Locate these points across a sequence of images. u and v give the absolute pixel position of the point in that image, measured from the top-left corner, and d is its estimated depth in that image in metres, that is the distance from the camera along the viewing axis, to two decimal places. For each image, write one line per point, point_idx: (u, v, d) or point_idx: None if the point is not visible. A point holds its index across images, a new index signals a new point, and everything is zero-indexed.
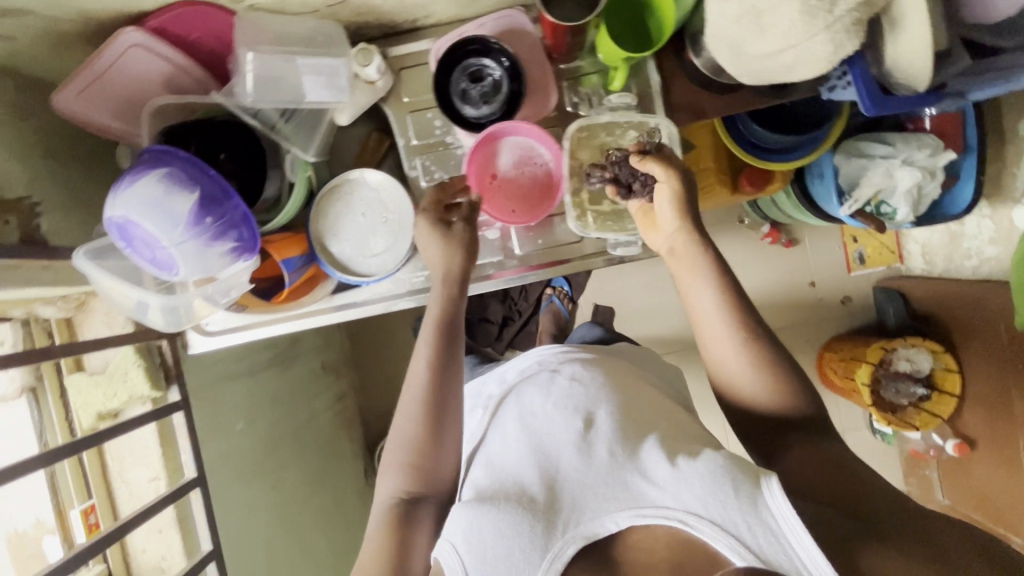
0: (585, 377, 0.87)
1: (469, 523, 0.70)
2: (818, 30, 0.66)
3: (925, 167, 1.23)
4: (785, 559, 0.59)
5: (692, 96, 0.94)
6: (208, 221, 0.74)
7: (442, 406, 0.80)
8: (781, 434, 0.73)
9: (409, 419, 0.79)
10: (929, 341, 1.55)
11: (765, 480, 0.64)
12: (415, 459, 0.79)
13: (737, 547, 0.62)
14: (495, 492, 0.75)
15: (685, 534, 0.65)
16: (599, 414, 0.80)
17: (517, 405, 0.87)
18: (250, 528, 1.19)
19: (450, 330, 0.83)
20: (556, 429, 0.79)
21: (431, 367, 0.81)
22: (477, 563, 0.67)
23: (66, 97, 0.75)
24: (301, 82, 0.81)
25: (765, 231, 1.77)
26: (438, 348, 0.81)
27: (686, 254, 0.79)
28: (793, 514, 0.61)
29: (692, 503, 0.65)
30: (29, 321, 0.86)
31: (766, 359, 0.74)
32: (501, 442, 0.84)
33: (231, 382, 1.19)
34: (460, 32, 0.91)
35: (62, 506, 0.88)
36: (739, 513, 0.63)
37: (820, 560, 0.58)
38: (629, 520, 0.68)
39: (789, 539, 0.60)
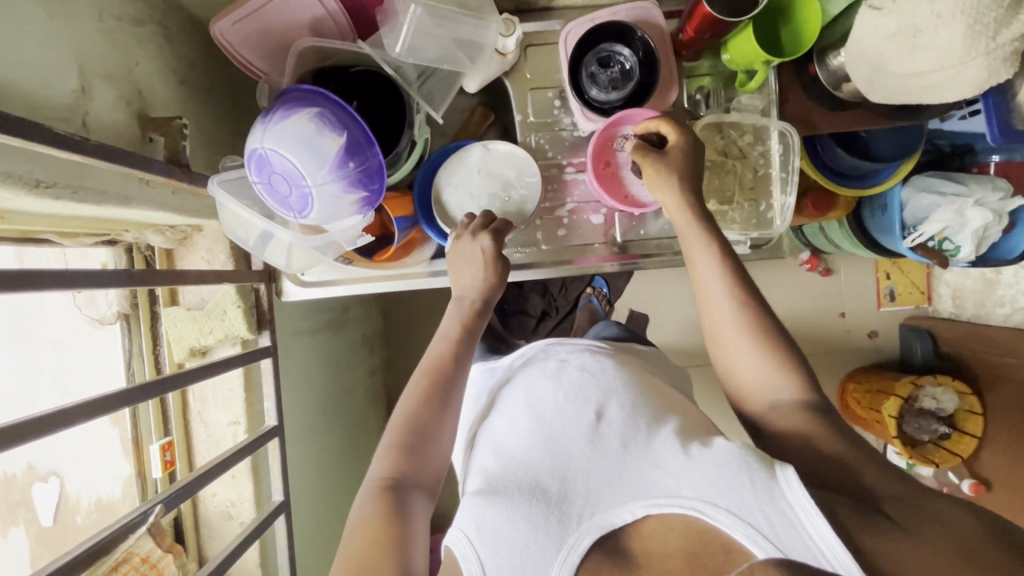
0: (594, 364, 0.76)
1: (485, 512, 0.62)
2: (977, 54, 0.68)
3: (996, 210, 1.16)
4: (808, 554, 0.53)
5: (805, 109, 0.96)
6: (350, 166, 0.73)
7: (448, 387, 0.74)
8: (793, 422, 0.65)
9: (407, 398, 0.73)
10: (955, 380, 1.48)
11: (780, 469, 0.57)
12: (409, 442, 0.70)
13: (756, 537, 0.54)
14: (504, 477, 0.66)
15: (701, 524, 0.57)
16: (611, 405, 0.70)
17: (519, 387, 0.77)
18: (307, 485, 1.15)
19: (467, 330, 0.78)
20: (564, 418, 0.70)
21: (447, 356, 0.76)
22: (495, 558, 0.60)
23: (222, 28, 0.75)
24: (447, 43, 0.82)
25: (805, 257, 1.63)
26: (456, 340, 0.77)
27: (698, 253, 0.74)
28: (812, 505, 0.54)
29: (706, 490, 0.58)
30: (132, 247, 0.84)
31: (767, 336, 0.69)
32: (501, 423, 0.74)
33: (303, 337, 1.17)
34: (591, 16, 0.89)
35: (140, 440, 0.91)
36: (755, 503, 0.55)
37: (843, 554, 0.52)
38: (644, 510, 0.60)
39: (805, 526, 0.53)
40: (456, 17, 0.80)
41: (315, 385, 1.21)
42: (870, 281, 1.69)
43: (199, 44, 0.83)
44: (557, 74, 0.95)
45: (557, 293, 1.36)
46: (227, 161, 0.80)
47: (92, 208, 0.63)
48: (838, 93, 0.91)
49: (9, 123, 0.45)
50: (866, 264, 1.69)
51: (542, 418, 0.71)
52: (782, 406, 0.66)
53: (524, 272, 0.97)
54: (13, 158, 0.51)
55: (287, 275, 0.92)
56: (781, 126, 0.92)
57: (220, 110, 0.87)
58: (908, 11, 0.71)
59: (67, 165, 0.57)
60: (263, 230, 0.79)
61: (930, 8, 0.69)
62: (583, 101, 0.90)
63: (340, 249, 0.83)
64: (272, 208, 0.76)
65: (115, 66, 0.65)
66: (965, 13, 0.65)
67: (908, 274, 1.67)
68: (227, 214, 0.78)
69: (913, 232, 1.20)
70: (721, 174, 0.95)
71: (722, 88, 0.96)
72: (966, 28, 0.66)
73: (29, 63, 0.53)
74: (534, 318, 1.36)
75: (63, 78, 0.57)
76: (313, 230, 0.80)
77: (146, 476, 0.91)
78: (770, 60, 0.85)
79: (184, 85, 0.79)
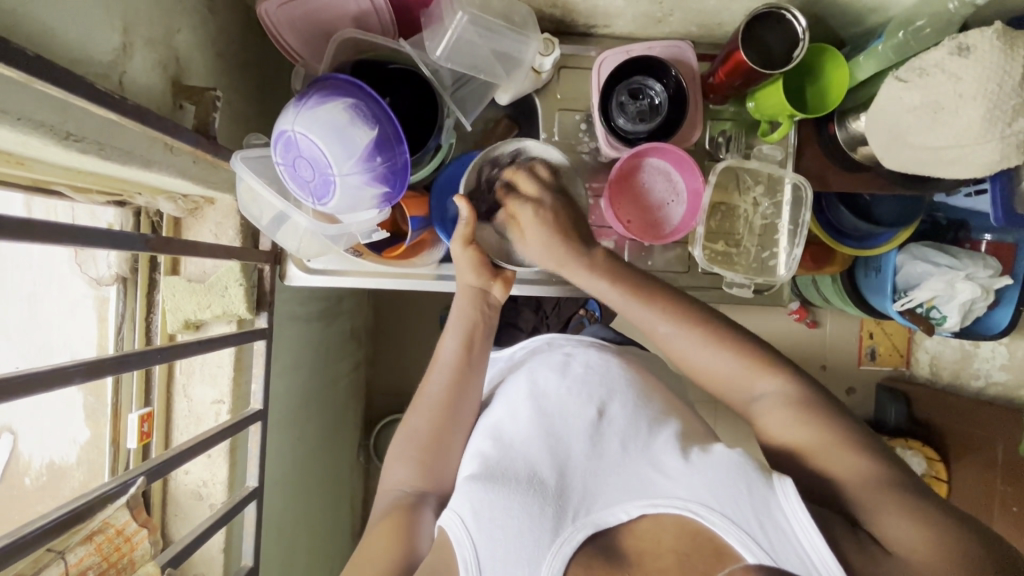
0: (599, 360, 0.81)
1: (480, 499, 0.63)
2: (993, 137, 0.72)
3: (984, 287, 1.20)
4: (796, 560, 0.56)
5: (820, 166, 0.97)
6: (377, 161, 0.73)
7: (462, 407, 0.78)
8: (776, 420, 0.67)
9: (425, 419, 0.77)
10: (925, 446, 1.51)
11: (778, 479, 0.59)
12: (424, 459, 0.75)
13: (749, 543, 0.57)
14: (503, 465, 0.68)
15: (696, 527, 0.60)
16: (613, 405, 0.74)
17: (524, 375, 0.80)
18: (278, 475, 1.12)
19: (478, 346, 0.82)
20: (568, 414, 0.73)
21: (454, 384, 0.79)
22: (490, 546, 0.61)
23: (268, 9, 0.76)
24: (485, 54, 0.82)
25: (794, 307, 1.63)
26: (467, 355, 0.81)
27: (630, 305, 0.74)
28: (809, 521, 0.57)
29: (701, 494, 0.61)
30: (141, 210, 0.83)
31: (724, 336, 0.71)
32: (502, 410, 0.77)
33: (294, 323, 1.15)
34: (627, 48, 0.91)
35: (119, 408, 0.89)
36: (751, 511, 0.58)
37: (831, 562, 0.54)
38: (640, 510, 0.63)
39: (798, 536, 0.56)
40: (499, 30, 0.81)
41: (301, 373, 1.19)
42: (854, 338, 1.70)
43: (240, 19, 0.83)
44: (586, 98, 0.96)
45: (550, 311, 1.37)
46: (251, 138, 0.79)
47: (115, 167, 0.62)
48: (853, 155, 0.94)
49: (56, 74, 0.45)
50: (854, 320, 1.70)
51: (545, 412, 0.74)
52: (766, 399, 0.68)
53: (531, 287, 0.97)
54: (48, 107, 0.50)
55: (293, 260, 0.91)
56: (795, 178, 0.93)
57: (249, 87, 0.87)
58: (931, 87, 0.74)
59: (99, 122, 0.57)
60: (277, 211, 0.80)
61: (953, 87, 0.72)
62: (610, 128, 0.91)
63: (353, 240, 0.84)
64: (292, 191, 0.75)
65: (157, 29, 0.65)
66: (986, 97, 0.70)
67: (890, 336, 1.70)
68: (245, 189, 0.79)
69: (903, 296, 1.23)
70: (729, 218, 0.97)
71: (744, 135, 0.98)
72: (984, 110, 0.71)
73: (80, 15, 0.52)
74: (523, 333, 1.37)
75: (109, 35, 0.57)
76: (328, 219, 0.79)
77: (120, 444, 0.89)
78: (794, 114, 0.87)
79: (221, 57, 0.78)
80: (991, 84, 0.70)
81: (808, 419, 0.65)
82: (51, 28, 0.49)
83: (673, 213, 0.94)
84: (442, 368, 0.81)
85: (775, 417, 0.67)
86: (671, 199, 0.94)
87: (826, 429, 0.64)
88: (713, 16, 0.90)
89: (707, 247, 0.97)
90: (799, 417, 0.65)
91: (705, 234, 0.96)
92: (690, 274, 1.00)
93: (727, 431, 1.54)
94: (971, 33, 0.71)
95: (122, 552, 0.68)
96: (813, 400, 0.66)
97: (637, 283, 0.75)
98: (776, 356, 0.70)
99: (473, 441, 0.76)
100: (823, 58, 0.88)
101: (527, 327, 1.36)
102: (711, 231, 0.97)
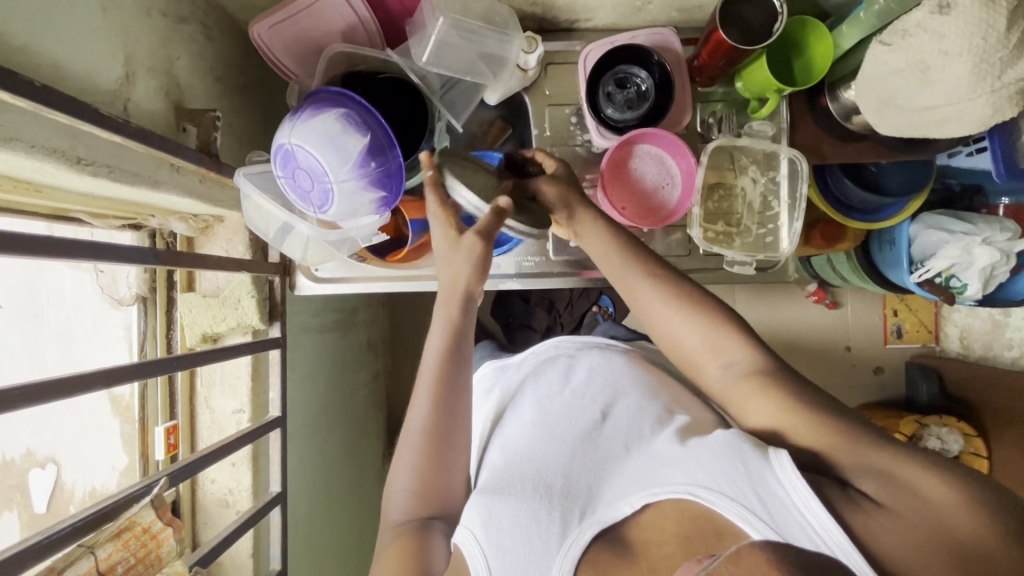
0: (602, 362, 0.84)
1: (488, 508, 0.66)
2: (983, 91, 0.70)
3: (1003, 250, 1.15)
4: (800, 532, 0.53)
5: (815, 139, 0.97)
6: (372, 166, 0.77)
7: (449, 430, 0.74)
8: (745, 394, 0.66)
9: (410, 451, 0.73)
10: (962, 422, 1.43)
11: (772, 452, 0.58)
12: (421, 486, 0.72)
13: (750, 517, 0.55)
14: (511, 478, 0.70)
15: (696, 508, 0.58)
16: (618, 406, 0.76)
17: (532, 389, 0.83)
18: (303, 482, 1.14)
19: (459, 358, 0.75)
20: (573, 418, 0.76)
21: (435, 408, 0.73)
22: (499, 551, 0.63)
23: (259, 31, 0.80)
24: (469, 56, 0.85)
25: (810, 289, 1.62)
26: (446, 369, 0.74)
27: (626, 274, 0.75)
28: (805, 486, 0.54)
29: (701, 477, 0.59)
30: (156, 232, 0.87)
31: (709, 309, 0.71)
32: (512, 422, 0.80)
33: (308, 334, 1.17)
34: (612, 39, 0.93)
35: (147, 421, 0.93)
36: (748, 485, 0.56)
37: (844, 542, 0.51)
38: (643, 499, 0.62)
39: (798, 507, 0.54)
40: (479, 32, 0.84)
41: (319, 384, 1.22)
42: (878, 318, 1.67)
43: (235, 43, 0.87)
44: (574, 92, 0.98)
45: (563, 308, 1.37)
46: (254, 157, 0.83)
47: (124, 188, 0.66)
48: (849, 125, 0.93)
49: (61, 100, 0.49)
50: (875, 298, 1.67)
51: (551, 419, 0.76)
52: (726, 371, 0.68)
53: (533, 282, 0.99)
54: (56, 134, 0.54)
55: (301, 270, 0.94)
56: (790, 153, 0.92)
57: (249, 109, 0.91)
58: (916, 48, 0.74)
59: (107, 146, 0.61)
60: (282, 223, 0.83)
61: (937, 45, 0.71)
62: (600, 119, 0.92)
63: (355, 245, 0.86)
64: (293, 202, 0.78)
65: (158, 57, 0.69)
66: (972, 52, 0.68)
67: (915, 311, 1.65)
68: (251, 205, 0.82)
69: (920, 267, 1.19)
70: (726, 199, 0.97)
71: (735, 115, 0.99)
72: (971, 65, 0.69)
73: (84, 47, 0.57)
74: (537, 333, 1.38)
75: (111, 65, 0.61)
76: (329, 226, 0.82)
77: (149, 457, 0.92)
78: (783, 88, 0.87)
79: (219, 82, 0.83)
80: (977, 38, 0.68)
81: (772, 392, 0.64)
82: (56, 60, 0.53)
83: (666, 198, 0.95)
84: (420, 397, 0.74)
85: (739, 390, 0.66)
86: (666, 182, 0.95)
87: (790, 398, 0.62)
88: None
89: (707, 229, 0.97)
90: (763, 388, 0.65)
91: (702, 215, 0.97)
92: (691, 258, 1.00)
93: None
94: None
95: (150, 548, 0.69)
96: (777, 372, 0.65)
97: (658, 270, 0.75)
98: (746, 329, 0.70)
99: (487, 457, 0.78)
100: (806, 30, 0.89)
101: (541, 325, 1.37)
102: (709, 213, 0.97)
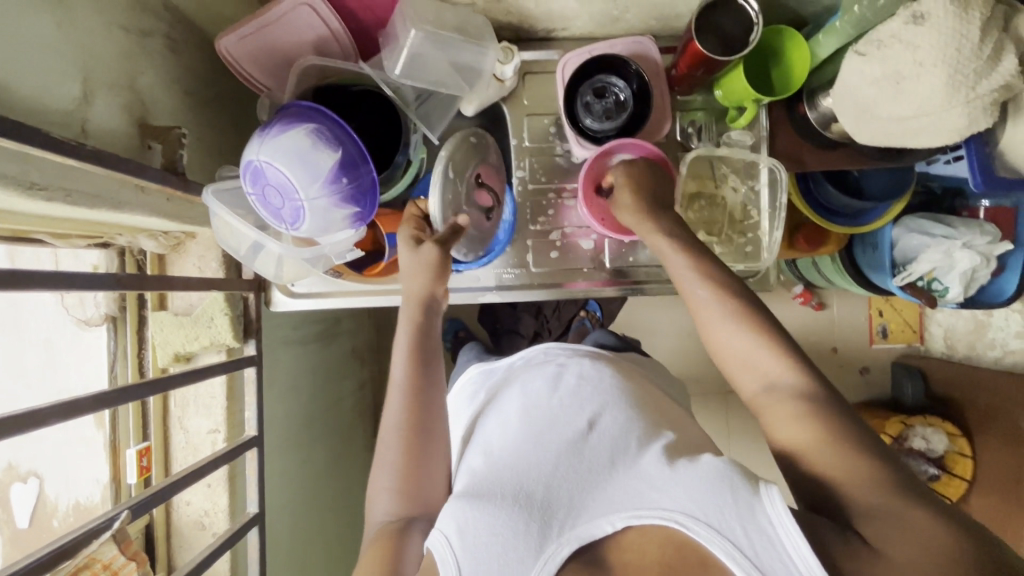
0: (592, 371, 0.82)
1: (465, 516, 0.64)
2: (957, 102, 0.70)
3: (983, 253, 1.16)
4: (780, 567, 0.54)
5: (794, 147, 0.97)
6: (343, 182, 0.75)
7: (427, 431, 0.77)
8: (787, 419, 0.63)
9: (392, 449, 0.76)
10: (946, 422, 1.44)
11: (764, 486, 0.58)
12: (405, 485, 0.74)
13: (736, 555, 0.55)
14: (490, 484, 0.68)
15: (680, 537, 0.58)
16: (605, 417, 0.74)
17: (518, 392, 0.81)
18: (285, 498, 1.13)
19: (428, 359, 0.81)
20: (561, 426, 0.74)
21: (410, 403, 0.78)
22: (471, 561, 0.61)
23: (226, 44, 0.78)
24: (444, 67, 0.84)
25: (796, 291, 1.62)
26: (417, 369, 0.80)
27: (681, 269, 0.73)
28: (794, 525, 0.55)
29: (688, 505, 0.59)
30: (125, 250, 0.85)
31: (768, 330, 0.67)
32: (495, 427, 0.78)
33: (288, 347, 1.15)
34: (589, 48, 0.92)
35: (118, 445, 0.90)
36: (735, 517, 0.57)
37: (815, 564, 0.54)
38: (625, 521, 0.61)
39: (784, 544, 0.55)
40: (456, 43, 0.83)
41: (300, 397, 1.20)
42: (863, 317, 1.67)
43: (203, 55, 0.85)
44: (553, 102, 0.97)
45: (548, 315, 1.37)
46: (224, 172, 0.81)
47: (83, 211, 0.63)
48: (828, 133, 0.92)
49: (7, 125, 0.47)
50: (860, 300, 1.67)
51: (535, 425, 0.75)
52: (775, 389, 0.64)
53: (515, 294, 0.98)
54: (6, 159, 0.52)
55: (277, 286, 0.93)
56: (770, 163, 0.93)
57: (219, 122, 0.89)
58: (891, 59, 0.73)
59: (63, 169, 0.59)
60: (254, 240, 0.80)
61: (912, 56, 0.71)
62: (578, 129, 0.91)
63: (329, 261, 0.84)
64: (264, 219, 0.76)
65: (118, 75, 0.67)
66: (946, 63, 0.68)
67: (900, 312, 1.65)
68: (220, 223, 0.80)
69: (902, 271, 1.19)
70: (708, 208, 0.97)
71: (715, 123, 0.98)
72: (945, 77, 0.69)
73: (34, 69, 0.55)
74: (523, 340, 1.37)
75: (66, 85, 0.59)
76: (304, 243, 0.80)
77: (120, 481, 0.90)
78: (760, 97, 0.87)
79: (187, 96, 0.81)
80: (951, 49, 0.68)
81: (816, 419, 0.61)
82: (5, 82, 0.51)
83: None
84: (397, 394, 0.78)
85: (783, 413, 0.63)
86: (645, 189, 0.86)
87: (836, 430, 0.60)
88: (669, 8, 0.90)
89: None
90: (809, 413, 0.61)
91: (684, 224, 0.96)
92: None
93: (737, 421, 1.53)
94: None
95: None
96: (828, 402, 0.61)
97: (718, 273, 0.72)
98: (805, 356, 0.65)
99: (465, 460, 0.77)
100: (784, 39, 0.89)
101: (526, 333, 1.36)
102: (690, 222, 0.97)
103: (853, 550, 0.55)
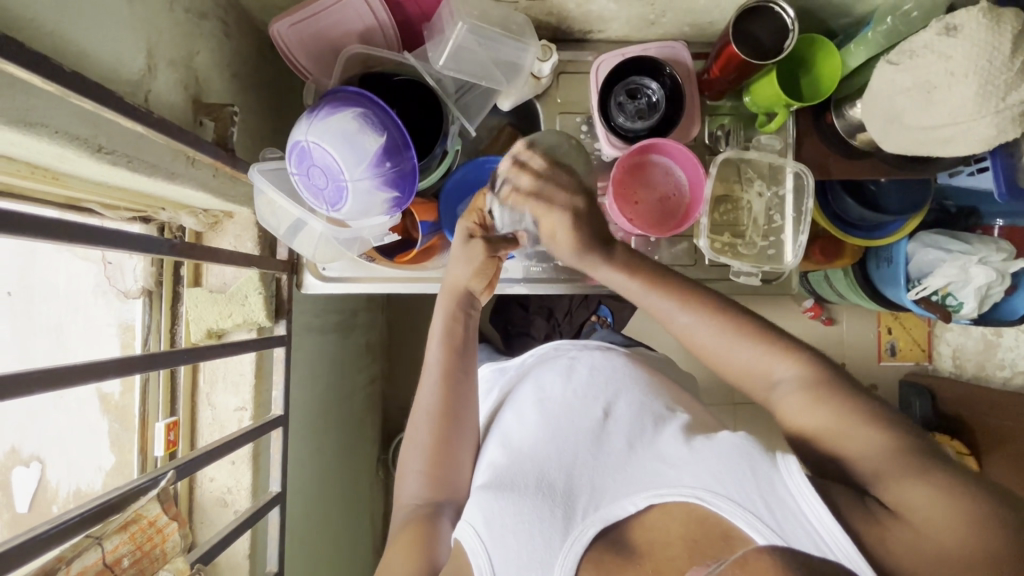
0: (604, 362, 0.82)
1: (492, 507, 0.65)
2: (986, 112, 0.72)
3: (999, 270, 1.17)
4: (805, 538, 0.53)
5: (820, 154, 0.99)
6: (387, 166, 0.77)
7: (458, 420, 0.79)
8: (794, 408, 0.62)
9: (422, 433, 0.78)
10: (954, 441, 1.45)
11: (780, 458, 0.57)
12: (434, 470, 0.76)
13: (757, 524, 0.55)
14: (513, 472, 0.70)
15: (703, 513, 0.58)
16: (619, 404, 0.75)
17: (532, 383, 0.82)
18: (299, 484, 1.13)
19: (464, 348, 0.82)
20: (574, 413, 0.75)
21: (445, 393, 0.79)
22: (501, 548, 0.62)
23: (280, 30, 0.81)
24: (485, 61, 0.86)
25: (807, 305, 1.63)
26: (453, 356, 0.81)
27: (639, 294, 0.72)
28: (814, 495, 0.54)
29: (708, 481, 0.59)
30: (165, 225, 0.87)
31: (725, 316, 0.68)
32: (513, 416, 0.79)
33: (310, 334, 1.17)
34: (623, 50, 0.94)
35: (147, 417, 0.92)
36: (756, 492, 0.56)
37: (846, 545, 0.52)
38: (647, 500, 0.62)
39: (805, 513, 0.54)
40: (499, 39, 0.86)
41: (319, 386, 1.21)
42: (872, 333, 1.69)
43: (253, 41, 0.88)
44: (585, 101, 0.99)
45: (564, 317, 1.38)
46: (267, 153, 0.83)
47: (140, 179, 0.65)
48: (854, 141, 0.95)
49: (90, 86, 0.49)
50: (870, 316, 1.69)
51: (551, 414, 0.76)
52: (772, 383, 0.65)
53: (540, 287, 0.99)
54: (80, 120, 0.54)
55: (309, 268, 0.94)
56: (796, 167, 0.95)
57: (263, 106, 0.91)
58: (923, 68, 0.76)
59: (127, 135, 0.61)
60: (294, 218, 0.84)
61: (944, 66, 0.73)
62: (610, 127, 0.94)
63: (365, 244, 0.87)
64: (306, 200, 0.78)
65: (180, 51, 0.69)
66: (977, 74, 0.70)
67: (909, 331, 1.68)
68: (262, 201, 0.83)
69: (917, 285, 1.21)
70: (734, 210, 0.98)
71: (742, 128, 1.00)
72: (976, 88, 0.71)
73: (110, 36, 0.57)
74: (538, 340, 1.39)
75: (136, 54, 0.61)
76: (339, 223, 0.82)
77: (147, 453, 0.91)
78: (790, 103, 0.89)
79: (236, 78, 0.83)
80: (982, 61, 0.70)
81: (822, 400, 0.60)
82: (84, 48, 0.53)
83: (672, 208, 0.95)
84: (431, 382, 0.80)
85: (791, 402, 0.63)
86: (675, 192, 0.95)
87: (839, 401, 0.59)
88: (704, 14, 0.93)
89: (713, 239, 0.98)
90: (814, 397, 0.61)
91: (709, 225, 0.98)
92: (696, 267, 1.01)
93: (746, 429, 1.54)
94: (959, 12, 0.72)
95: (155, 542, 0.69)
96: (829, 378, 0.62)
97: (650, 270, 0.73)
98: (790, 340, 0.66)
99: (485, 453, 0.78)
100: (815, 48, 0.91)
101: (541, 334, 1.38)
102: (716, 222, 0.98)
103: (872, 517, 0.54)
